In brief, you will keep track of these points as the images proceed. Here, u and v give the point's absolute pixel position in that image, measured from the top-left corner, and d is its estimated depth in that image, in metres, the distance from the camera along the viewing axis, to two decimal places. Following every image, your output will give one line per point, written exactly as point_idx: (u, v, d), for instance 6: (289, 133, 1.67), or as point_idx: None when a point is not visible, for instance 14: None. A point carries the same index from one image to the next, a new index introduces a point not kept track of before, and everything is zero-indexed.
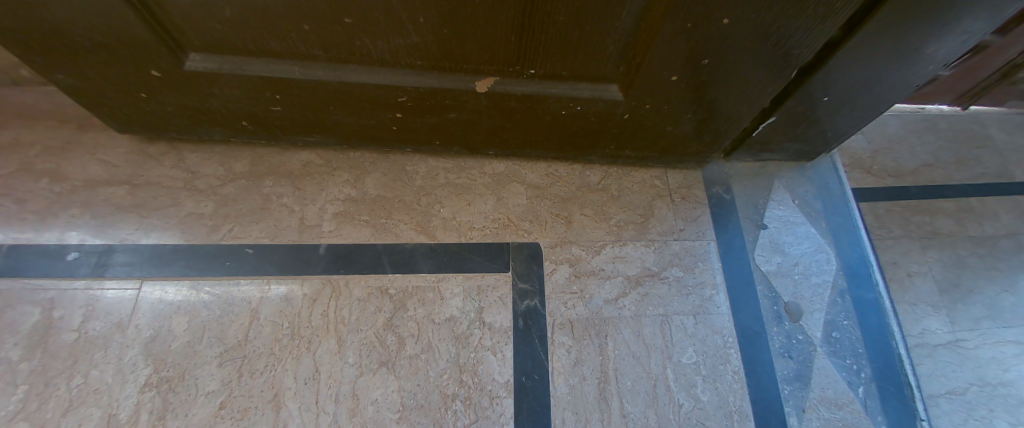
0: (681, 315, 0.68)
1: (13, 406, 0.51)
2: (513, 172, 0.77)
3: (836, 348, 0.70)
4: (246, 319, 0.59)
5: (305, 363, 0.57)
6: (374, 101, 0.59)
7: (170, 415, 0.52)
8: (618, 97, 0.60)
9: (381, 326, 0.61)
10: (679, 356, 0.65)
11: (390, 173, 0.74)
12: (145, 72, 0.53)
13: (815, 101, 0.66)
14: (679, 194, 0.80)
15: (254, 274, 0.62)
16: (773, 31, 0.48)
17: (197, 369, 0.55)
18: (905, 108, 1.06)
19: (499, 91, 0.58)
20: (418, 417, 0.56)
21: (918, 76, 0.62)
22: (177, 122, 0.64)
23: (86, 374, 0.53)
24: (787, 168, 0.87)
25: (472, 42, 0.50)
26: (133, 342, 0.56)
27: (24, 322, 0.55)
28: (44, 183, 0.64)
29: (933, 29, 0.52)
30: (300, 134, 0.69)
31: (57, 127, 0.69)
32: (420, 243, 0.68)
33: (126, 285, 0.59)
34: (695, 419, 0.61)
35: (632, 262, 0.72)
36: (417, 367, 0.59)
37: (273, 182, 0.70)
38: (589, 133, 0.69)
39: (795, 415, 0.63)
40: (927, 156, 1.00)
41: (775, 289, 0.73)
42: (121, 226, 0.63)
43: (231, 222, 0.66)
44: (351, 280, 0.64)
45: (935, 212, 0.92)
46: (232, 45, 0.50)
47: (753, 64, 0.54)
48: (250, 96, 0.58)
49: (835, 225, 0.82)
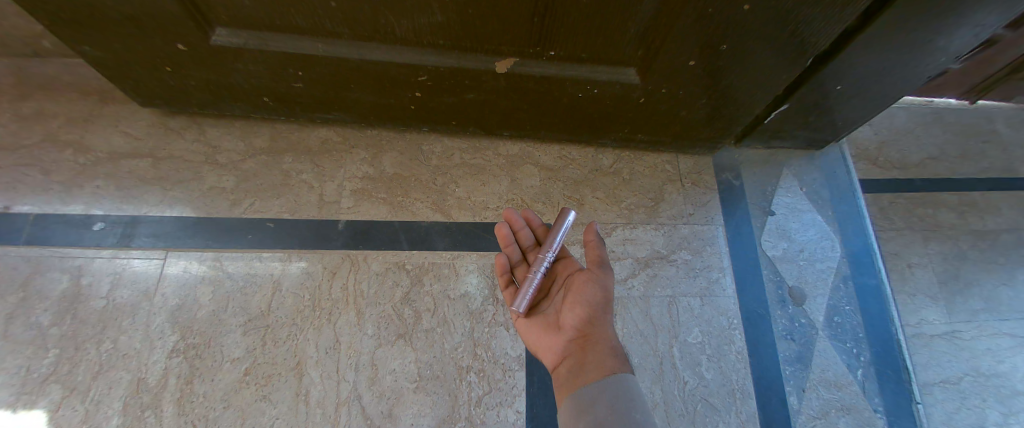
0: (688, 296, 0.70)
1: (47, 368, 0.53)
2: (526, 154, 0.78)
3: (837, 331, 0.72)
4: (268, 290, 0.61)
5: (326, 333, 0.59)
6: (395, 80, 0.60)
7: (197, 380, 0.54)
8: (635, 81, 0.61)
9: (399, 300, 0.63)
10: (685, 335, 0.67)
11: (406, 153, 0.75)
12: (171, 46, 0.54)
13: (827, 90, 0.67)
14: (690, 180, 0.81)
15: (275, 247, 0.64)
16: (792, 18, 0.48)
17: (222, 337, 0.57)
18: (913, 101, 1.06)
19: (518, 71, 0.59)
20: (434, 387, 0.58)
21: (930, 68, 0.63)
22: (200, 97, 0.65)
23: (114, 339, 0.55)
24: (796, 156, 0.89)
25: (494, 24, 0.50)
26: (160, 310, 0.58)
27: (54, 288, 0.57)
28: (69, 154, 0.66)
29: (948, 20, 0.53)
30: (319, 111, 0.70)
31: (79, 99, 0.70)
32: (437, 222, 0.70)
33: (152, 255, 0.61)
34: (699, 395, 0.63)
35: (642, 244, 0.74)
36: (433, 340, 0.61)
37: (292, 158, 0.71)
38: (604, 116, 0.70)
39: (794, 394, 0.66)
40: (933, 149, 1.01)
41: (779, 274, 0.75)
42: (146, 199, 0.65)
43: (252, 197, 0.67)
44: (369, 256, 0.65)
45: (938, 206, 0.93)
46: (257, 22, 0.50)
47: (770, 52, 0.54)
48: (273, 73, 0.59)
49: (842, 214, 0.84)
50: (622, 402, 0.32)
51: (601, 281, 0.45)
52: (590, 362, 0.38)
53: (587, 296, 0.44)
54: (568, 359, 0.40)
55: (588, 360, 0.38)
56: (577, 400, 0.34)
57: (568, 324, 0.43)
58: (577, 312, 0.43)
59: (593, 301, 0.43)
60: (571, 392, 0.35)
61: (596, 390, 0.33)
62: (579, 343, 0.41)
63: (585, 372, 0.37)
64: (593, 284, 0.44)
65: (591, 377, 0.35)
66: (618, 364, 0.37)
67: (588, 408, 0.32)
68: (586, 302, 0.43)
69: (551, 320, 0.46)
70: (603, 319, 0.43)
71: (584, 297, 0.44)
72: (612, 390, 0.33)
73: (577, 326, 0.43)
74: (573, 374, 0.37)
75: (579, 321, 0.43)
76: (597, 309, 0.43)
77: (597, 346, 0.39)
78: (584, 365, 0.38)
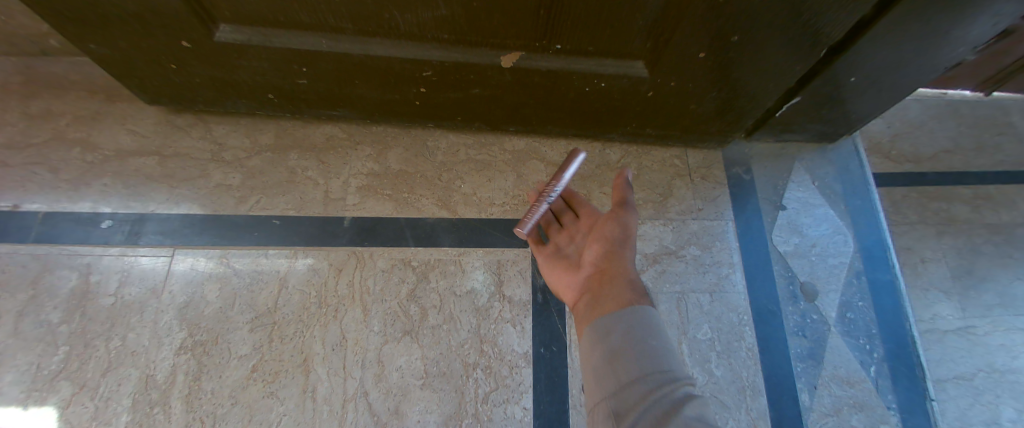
0: (698, 292, 0.69)
1: (57, 365, 0.53)
2: (533, 149, 0.78)
3: (850, 328, 0.71)
4: (275, 287, 0.61)
5: (332, 330, 0.59)
6: (399, 75, 0.60)
7: (205, 377, 0.54)
8: (643, 74, 0.60)
9: (405, 297, 0.62)
10: (695, 332, 0.66)
11: (411, 149, 0.74)
12: (175, 43, 0.53)
13: (840, 82, 0.65)
14: (699, 174, 0.80)
15: (281, 244, 0.64)
16: (805, 8, 0.47)
17: (229, 334, 0.57)
18: (926, 93, 1.04)
19: (524, 66, 0.58)
20: (441, 384, 0.58)
21: (947, 58, 0.61)
22: (205, 94, 0.65)
23: (123, 337, 0.55)
24: (808, 150, 0.87)
25: (500, 17, 0.49)
26: (168, 307, 0.58)
27: (63, 285, 0.57)
28: (76, 153, 0.66)
29: (969, 9, 0.51)
30: (323, 108, 0.69)
31: (86, 98, 0.70)
32: (442, 218, 0.69)
33: (159, 252, 0.61)
34: (709, 392, 0.62)
35: (650, 240, 0.73)
36: (439, 336, 0.60)
37: (298, 155, 0.71)
38: (611, 109, 0.69)
39: (806, 391, 0.65)
40: (947, 142, 0.99)
41: (791, 270, 0.74)
42: (152, 196, 0.65)
43: (258, 194, 0.67)
44: (375, 252, 0.65)
45: (953, 199, 0.91)
46: (261, 18, 0.50)
47: (782, 43, 0.53)
48: (277, 69, 0.58)
49: (855, 208, 0.82)
50: (637, 333, 0.33)
51: (622, 219, 0.45)
52: (606, 295, 0.39)
53: (607, 234, 0.45)
54: (587, 293, 0.42)
55: (604, 293, 0.39)
56: (594, 330, 0.36)
57: (589, 261, 0.45)
58: (597, 249, 0.45)
59: (613, 238, 0.44)
60: (588, 322, 0.37)
61: (611, 321, 0.35)
62: (598, 278, 0.42)
63: (601, 303, 0.38)
64: (613, 222, 0.45)
65: (607, 307, 0.37)
66: (634, 297, 0.37)
67: (604, 337, 0.34)
68: (606, 239, 0.44)
69: (575, 263, 0.48)
70: (624, 253, 0.43)
71: (604, 235, 0.45)
72: (627, 321, 0.34)
73: (596, 262, 0.44)
74: (590, 306, 0.39)
75: (598, 258, 0.44)
76: (616, 244, 0.44)
77: (615, 280, 0.40)
78: (600, 298, 0.39)
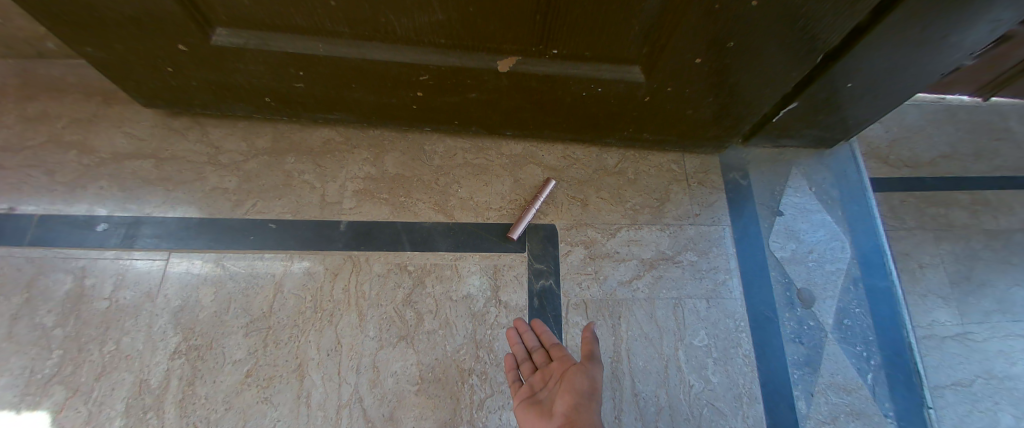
0: (694, 298, 0.69)
1: (50, 370, 0.53)
2: (530, 154, 0.78)
3: (847, 335, 0.70)
4: (270, 291, 0.61)
5: (327, 335, 0.59)
6: (396, 79, 0.60)
7: (199, 381, 0.54)
8: (639, 80, 0.60)
9: (400, 302, 0.62)
10: (691, 338, 0.66)
11: (408, 152, 0.74)
12: (171, 46, 0.53)
13: (838, 88, 0.65)
14: (696, 180, 0.80)
15: (277, 248, 0.64)
16: (802, 14, 0.47)
17: (223, 339, 0.57)
18: (924, 98, 1.04)
19: (521, 70, 0.58)
20: (436, 390, 0.58)
21: (944, 65, 0.62)
22: (202, 98, 0.65)
23: (117, 341, 0.55)
24: (805, 155, 0.87)
25: (496, 22, 0.49)
26: (162, 311, 0.58)
27: (57, 289, 0.57)
28: (72, 155, 0.66)
29: (965, 15, 0.51)
30: (320, 112, 0.69)
31: (84, 100, 0.70)
32: (439, 222, 0.69)
33: (154, 256, 0.61)
34: (705, 399, 0.62)
35: (646, 245, 0.72)
36: (435, 342, 0.60)
37: (295, 159, 0.71)
38: (608, 114, 0.69)
39: (803, 398, 0.64)
40: (945, 147, 0.99)
41: (788, 276, 0.74)
42: (148, 199, 0.65)
43: (254, 197, 0.67)
44: (370, 256, 0.65)
45: (951, 205, 0.91)
46: (258, 21, 0.49)
47: (779, 49, 0.53)
48: (273, 73, 0.58)
49: (852, 214, 0.82)
50: None
51: (591, 371, 0.46)
52: None
53: (576, 385, 0.44)
54: None
55: None
56: None
57: (557, 411, 0.43)
58: (566, 398, 0.43)
59: (582, 389, 0.44)
60: None
61: None
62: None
63: None
64: (582, 374, 0.45)
65: None
66: None
67: None
68: (575, 390, 0.44)
69: (544, 409, 0.45)
70: (591, 407, 0.42)
71: (573, 386, 0.44)
72: None
73: (564, 412, 0.42)
74: None
75: (566, 407, 0.42)
76: (584, 396, 0.43)
77: None
78: None
